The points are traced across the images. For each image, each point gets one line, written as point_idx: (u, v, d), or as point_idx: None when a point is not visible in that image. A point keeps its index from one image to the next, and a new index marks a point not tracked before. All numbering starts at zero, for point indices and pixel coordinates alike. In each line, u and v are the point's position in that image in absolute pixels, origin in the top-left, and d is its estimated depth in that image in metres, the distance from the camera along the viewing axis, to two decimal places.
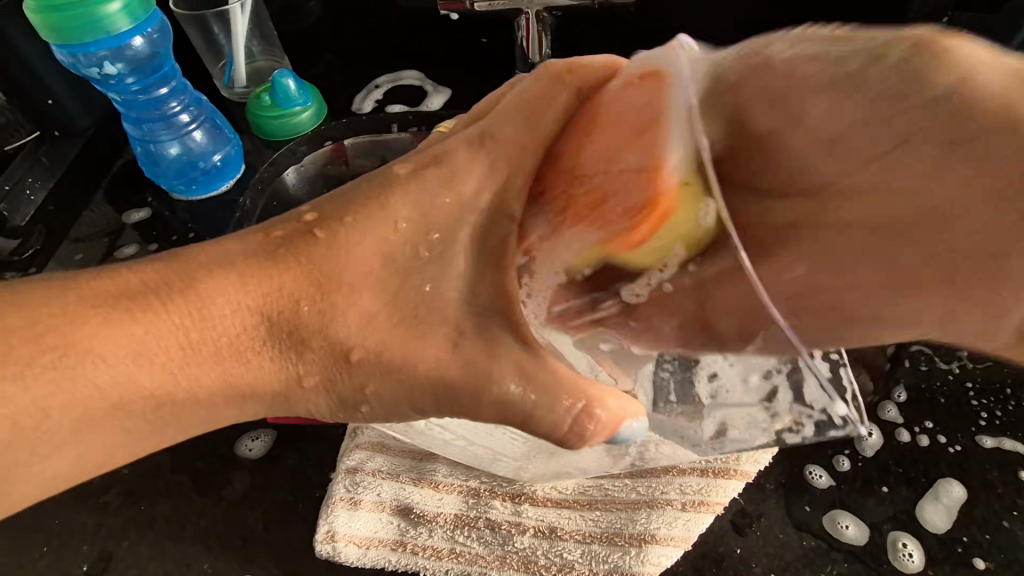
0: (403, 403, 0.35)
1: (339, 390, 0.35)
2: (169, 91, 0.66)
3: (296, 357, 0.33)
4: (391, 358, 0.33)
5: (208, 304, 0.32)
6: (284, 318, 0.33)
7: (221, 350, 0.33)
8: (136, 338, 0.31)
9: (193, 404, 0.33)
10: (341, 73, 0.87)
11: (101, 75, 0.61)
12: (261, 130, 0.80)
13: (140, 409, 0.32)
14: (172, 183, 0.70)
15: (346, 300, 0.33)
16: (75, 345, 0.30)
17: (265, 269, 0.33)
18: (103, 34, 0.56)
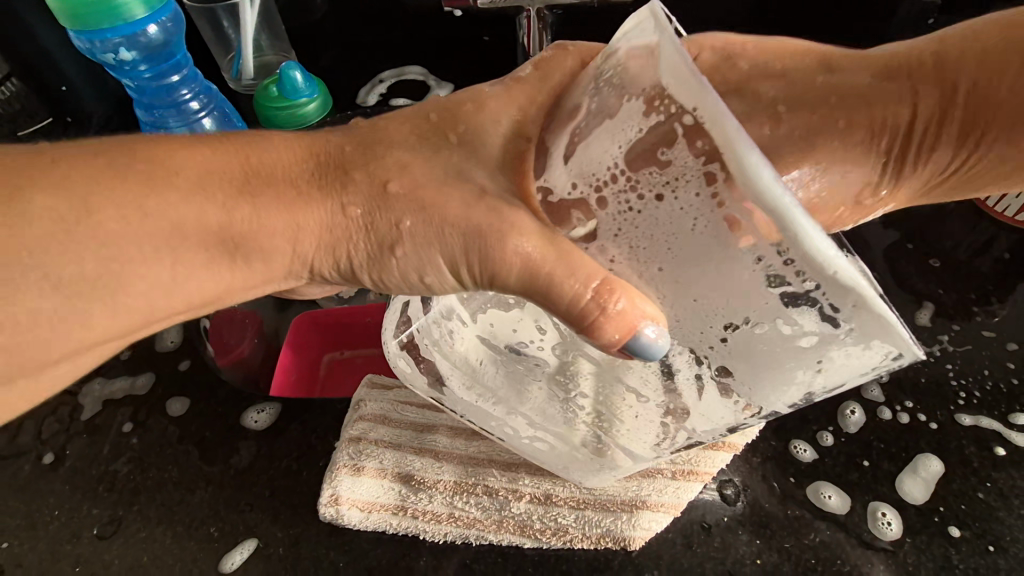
0: (432, 253, 0.34)
1: (377, 230, 0.34)
2: (181, 78, 0.68)
3: (340, 188, 0.34)
4: (425, 196, 0.33)
5: (264, 147, 0.35)
6: (331, 158, 0.35)
7: (288, 185, 0.34)
8: (205, 157, 0.33)
9: (254, 228, 0.33)
10: (346, 68, 0.89)
11: (116, 60, 0.62)
12: (266, 120, 0.81)
13: (213, 224, 0.32)
14: None
15: (382, 152, 0.35)
16: (155, 156, 0.32)
17: (310, 138, 0.36)
18: (120, 21, 0.59)
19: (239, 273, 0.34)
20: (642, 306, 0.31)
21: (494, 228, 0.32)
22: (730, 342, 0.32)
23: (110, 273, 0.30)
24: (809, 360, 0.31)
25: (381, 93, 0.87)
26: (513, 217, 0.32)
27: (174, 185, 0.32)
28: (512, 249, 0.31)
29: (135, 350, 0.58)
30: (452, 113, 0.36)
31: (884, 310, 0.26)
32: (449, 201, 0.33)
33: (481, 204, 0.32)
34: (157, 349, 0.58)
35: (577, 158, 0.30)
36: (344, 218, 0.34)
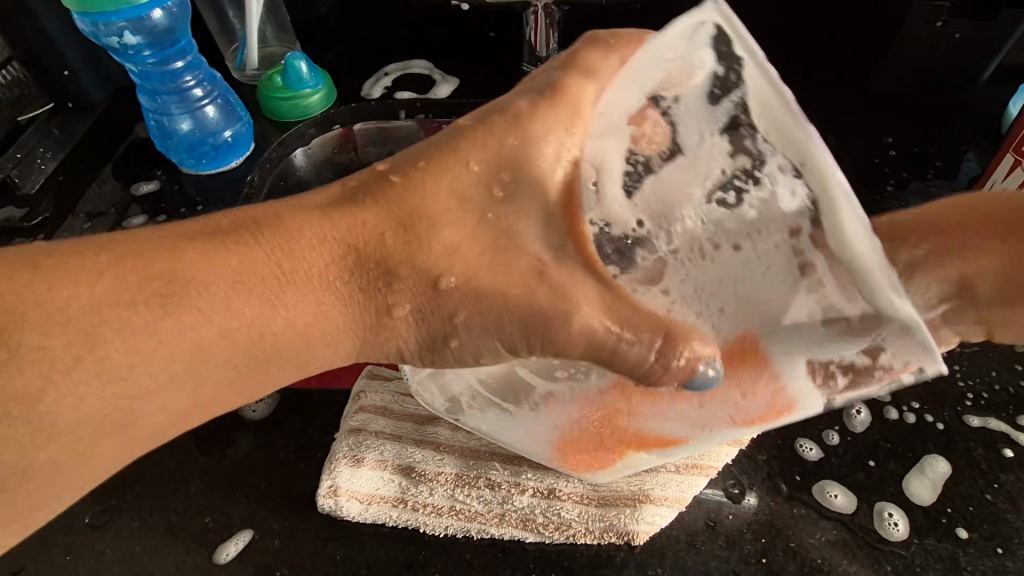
0: (493, 339, 0.32)
1: (428, 322, 0.33)
2: (185, 65, 0.67)
3: (384, 285, 0.32)
4: (480, 284, 0.31)
5: (296, 238, 0.32)
6: (372, 244, 0.32)
7: (321, 281, 0.32)
8: (233, 267, 0.31)
9: (292, 338, 0.32)
10: (351, 61, 0.89)
11: (120, 44, 0.62)
12: (269, 111, 0.81)
13: (239, 341, 0.31)
14: (182, 157, 0.72)
15: (428, 233, 0.31)
16: (177, 275, 0.30)
17: (345, 210, 0.32)
18: (126, 5, 0.57)
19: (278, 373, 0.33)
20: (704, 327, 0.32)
21: (553, 325, 0.30)
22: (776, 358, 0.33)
23: (119, 409, 0.29)
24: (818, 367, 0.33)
25: (386, 86, 0.86)
26: (574, 307, 0.29)
27: (186, 307, 0.30)
28: (579, 334, 0.30)
29: None
30: (495, 155, 0.31)
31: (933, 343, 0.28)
32: (509, 285, 0.30)
33: (536, 310, 0.30)
34: None
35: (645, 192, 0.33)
36: (399, 316, 0.33)
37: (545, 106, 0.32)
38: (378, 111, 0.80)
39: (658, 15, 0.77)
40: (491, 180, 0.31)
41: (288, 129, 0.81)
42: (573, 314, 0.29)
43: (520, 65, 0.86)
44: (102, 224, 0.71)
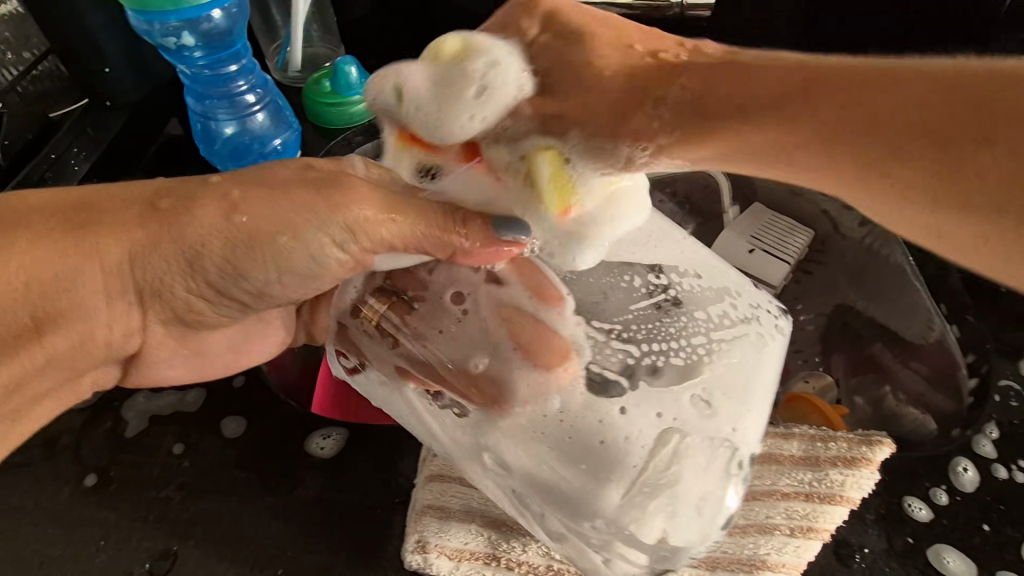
0: (281, 213, 0.36)
1: (257, 245, 0.37)
2: (238, 69, 0.63)
3: (234, 233, 0.36)
4: (279, 202, 0.36)
5: (29, 219, 0.34)
6: (99, 209, 0.35)
7: (76, 224, 0.34)
8: (36, 255, 0.33)
9: (60, 294, 0.34)
10: (397, 65, 0.87)
11: (175, 45, 0.57)
12: (316, 117, 0.77)
13: (46, 274, 0.33)
14: (225, 164, 0.67)
15: (256, 197, 0.36)
16: (34, 267, 0.33)
17: (85, 198, 0.35)
18: (185, 4, 0.52)
19: (68, 327, 0.35)
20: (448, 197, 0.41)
21: (330, 198, 0.37)
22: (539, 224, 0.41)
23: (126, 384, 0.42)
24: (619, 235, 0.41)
25: None
26: (352, 184, 0.37)
27: (13, 243, 0.33)
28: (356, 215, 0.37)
29: None
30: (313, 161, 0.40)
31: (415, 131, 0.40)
32: (312, 203, 0.37)
33: (314, 189, 0.37)
34: None
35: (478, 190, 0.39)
36: (218, 213, 0.36)
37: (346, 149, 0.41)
38: None
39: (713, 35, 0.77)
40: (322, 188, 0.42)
41: (335, 136, 0.77)
42: (348, 198, 0.37)
43: None
44: None
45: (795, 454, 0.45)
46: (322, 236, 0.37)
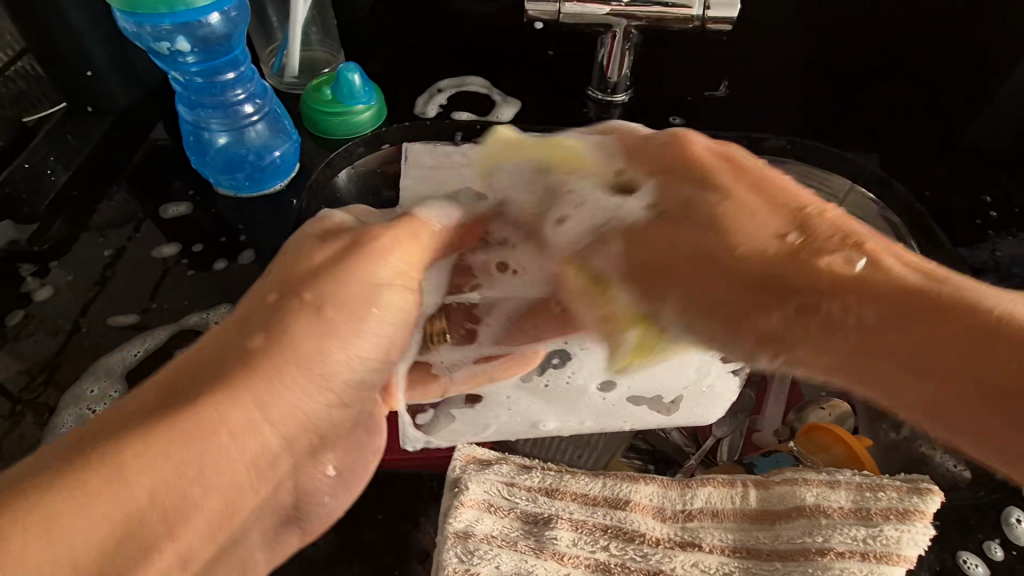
0: (342, 292, 0.36)
1: (333, 309, 0.35)
2: (236, 77, 0.58)
3: (317, 314, 0.35)
4: (323, 274, 0.36)
5: (136, 431, 0.29)
6: (181, 381, 0.32)
7: (170, 408, 0.31)
8: (165, 441, 0.29)
9: (213, 454, 0.30)
10: (400, 74, 0.83)
11: (169, 50, 0.52)
12: (315, 126, 0.73)
13: (174, 455, 0.29)
14: (218, 176, 0.62)
15: (317, 280, 0.36)
16: (140, 458, 0.29)
17: (169, 394, 0.32)
18: (182, 6, 0.48)
19: (220, 480, 0.31)
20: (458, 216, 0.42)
21: (368, 258, 0.37)
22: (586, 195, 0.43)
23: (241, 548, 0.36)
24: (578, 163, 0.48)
25: (441, 104, 0.80)
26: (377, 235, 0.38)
27: (127, 449, 0.29)
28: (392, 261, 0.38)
29: None
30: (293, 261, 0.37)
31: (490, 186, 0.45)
32: (373, 267, 0.37)
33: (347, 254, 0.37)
34: None
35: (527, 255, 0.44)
36: (281, 319, 0.35)
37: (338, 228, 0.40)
38: (434, 134, 0.75)
39: (725, 54, 0.76)
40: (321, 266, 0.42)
41: (336, 147, 0.73)
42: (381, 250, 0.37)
43: (586, 89, 0.81)
44: (118, 241, 0.61)
45: (846, 506, 0.42)
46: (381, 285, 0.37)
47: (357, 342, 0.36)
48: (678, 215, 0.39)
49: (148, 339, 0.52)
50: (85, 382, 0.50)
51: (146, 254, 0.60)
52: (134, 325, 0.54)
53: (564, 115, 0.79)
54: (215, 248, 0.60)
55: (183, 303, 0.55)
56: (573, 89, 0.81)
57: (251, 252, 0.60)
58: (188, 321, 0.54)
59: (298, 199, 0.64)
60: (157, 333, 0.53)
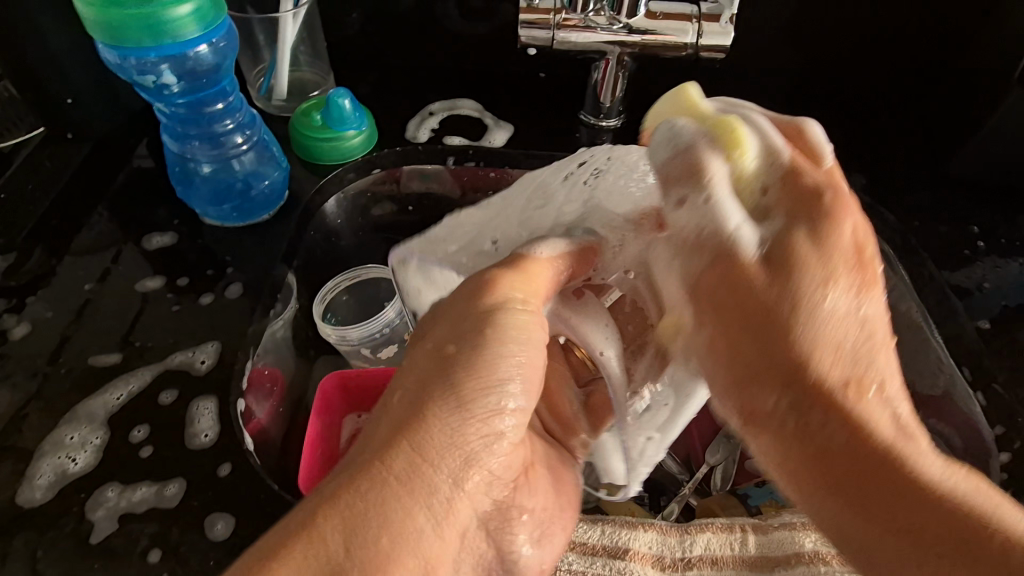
0: (473, 328, 0.33)
1: (470, 339, 0.33)
2: (225, 108, 0.58)
3: (454, 349, 0.33)
4: (459, 311, 0.35)
5: (324, 499, 0.28)
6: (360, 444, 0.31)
7: (363, 470, 0.29)
8: (349, 511, 0.28)
9: (407, 517, 0.28)
10: (390, 96, 0.82)
11: (156, 83, 0.51)
12: (305, 151, 0.72)
13: (361, 524, 0.27)
14: (205, 206, 0.61)
15: (456, 315, 0.34)
16: (337, 521, 0.27)
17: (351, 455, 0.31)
18: (169, 40, 0.46)
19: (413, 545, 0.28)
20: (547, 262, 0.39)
21: (485, 291, 0.35)
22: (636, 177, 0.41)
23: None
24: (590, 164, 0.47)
25: (432, 128, 0.79)
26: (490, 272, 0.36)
27: (317, 522, 0.27)
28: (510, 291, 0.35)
29: (158, 445, 0.48)
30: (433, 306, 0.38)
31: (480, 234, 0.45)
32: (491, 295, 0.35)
33: (466, 297, 0.35)
34: (186, 445, 0.48)
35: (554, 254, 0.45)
36: (422, 370, 0.33)
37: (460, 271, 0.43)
38: (426, 160, 0.74)
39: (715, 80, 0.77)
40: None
41: (326, 173, 0.73)
42: (490, 283, 0.35)
43: (579, 113, 0.80)
44: (95, 269, 0.59)
45: None
46: (514, 310, 0.34)
47: (509, 366, 0.33)
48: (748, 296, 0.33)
49: (131, 381, 0.51)
50: (65, 427, 0.48)
51: (128, 287, 0.58)
52: (116, 365, 0.52)
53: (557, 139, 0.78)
54: (201, 283, 0.59)
55: (166, 341, 0.54)
56: (565, 112, 0.80)
57: (238, 286, 0.59)
58: (172, 361, 0.52)
59: (287, 227, 0.63)
60: (141, 374, 0.52)
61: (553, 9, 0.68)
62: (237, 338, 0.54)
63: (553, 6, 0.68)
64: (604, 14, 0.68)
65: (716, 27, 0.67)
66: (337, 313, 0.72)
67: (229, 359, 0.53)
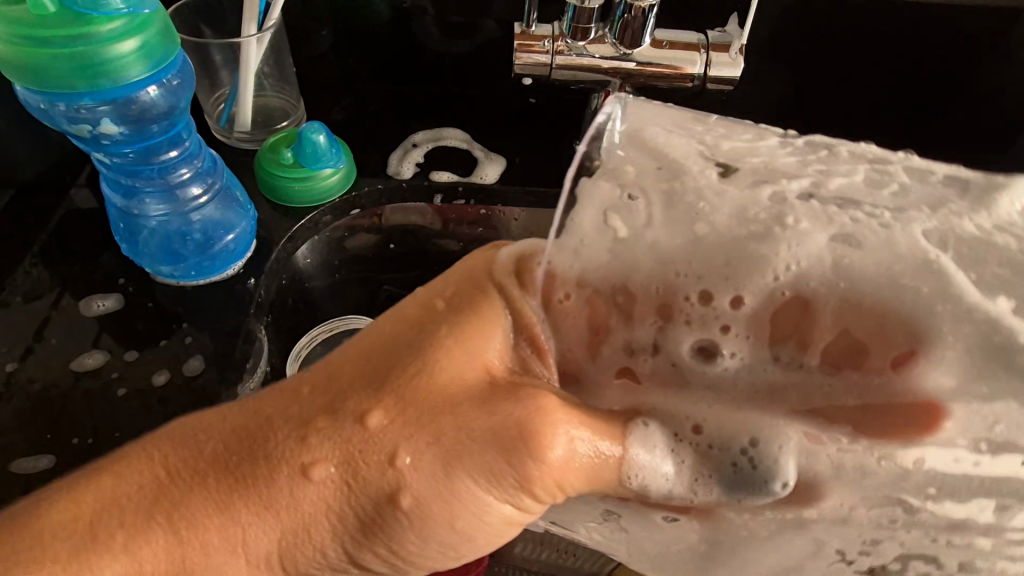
0: (461, 475, 0.30)
1: (366, 487, 0.30)
2: (179, 155, 0.50)
3: (359, 495, 0.30)
4: (446, 434, 0.30)
5: (246, 491, 0.30)
6: (326, 409, 0.31)
7: (173, 493, 0.30)
8: (202, 455, 0.31)
9: (158, 487, 0.30)
10: (366, 125, 0.74)
11: (91, 134, 0.42)
12: (275, 192, 0.64)
13: (245, 428, 0.31)
14: (156, 264, 0.53)
15: (443, 377, 0.31)
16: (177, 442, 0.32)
17: (280, 424, 0.31)
18: (107, 82, 0.38)
19: (191, 483, 0.30)
20: (658, 490, 0.33)
21: (523, 452, 0.30)
22: (920, 540, 0.33)
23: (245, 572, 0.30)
24: (996, 446, 0.30)
25: (417, 162, 0.72)
26: (546, 406, 0.30)
27: (197, 463, 0.31)
28: (556, 456, 0.30)
29: None
30: (487, 408, 0.30)
31: (764, 442, 0.31)
32: (478, 448, 0.30)
33: (500, 443, 0.30)
34: None
35: (734, 422, 0.32)
36: (385, 485, 0.30)
37: (510, 405, 0.30)
38: (410, 197, 0.67)
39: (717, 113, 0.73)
40: (446, 332, 0.32)
41: (298, 217, 0.65)
42: (544, 442, 0.30)
43: (574, 144, 0.74)
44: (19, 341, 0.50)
45: None
46: (488, 493, 0.30)
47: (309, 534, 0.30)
48: (494, 435, 0.30)
49: None
50: None
51: (61, 366, 0.49)
52: (47, 471, 0.44)
53: (551, 173, 0.72)
54: (151, 357, 0.50)
55: (112, 435, 0.46)
56: (561, 141, 0.74)
57: (199, 359, 0.50)
58: None
59: (257, 282, 0.55)
60: None
61: (550, 36, 0.63)
62: None
63: (550, 33, 0.63)
64: (607, 43, 0.62)
65: (725, 58, 0.62)
66: None
67: None
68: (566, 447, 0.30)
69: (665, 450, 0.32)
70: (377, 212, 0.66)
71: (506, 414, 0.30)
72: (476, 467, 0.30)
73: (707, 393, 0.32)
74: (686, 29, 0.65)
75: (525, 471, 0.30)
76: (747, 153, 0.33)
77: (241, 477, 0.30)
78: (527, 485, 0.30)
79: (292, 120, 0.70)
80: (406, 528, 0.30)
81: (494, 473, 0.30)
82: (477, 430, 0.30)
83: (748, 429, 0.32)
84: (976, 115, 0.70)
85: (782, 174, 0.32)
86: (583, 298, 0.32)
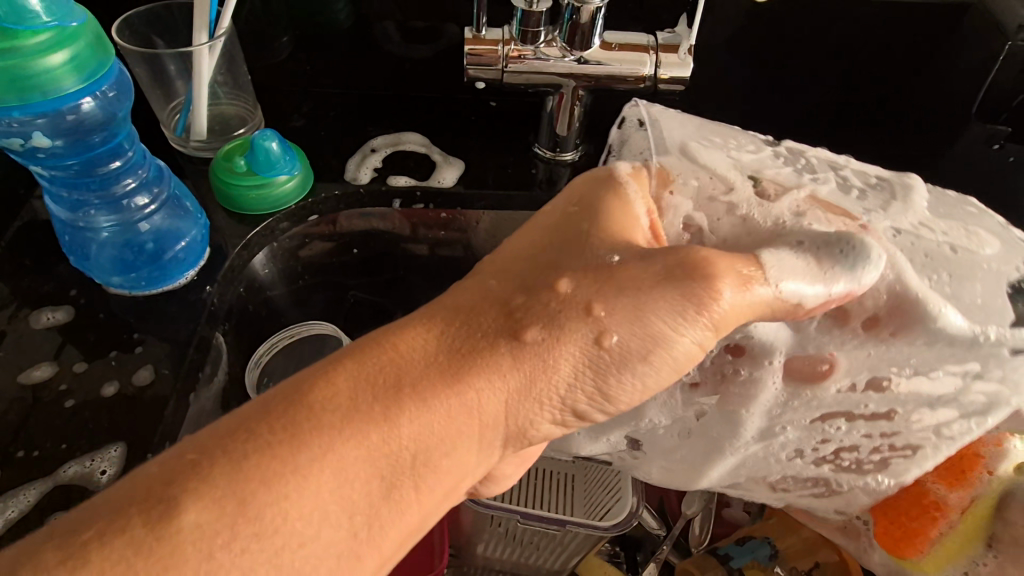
0: (654, 319, 0.33)
1: (573, 346, 0.32)
2: (123, 166, 0.50)
3: (566, 358, 0.32)
4: (633, 295, 0.33)
5: (422, 392, 0.30)
6: (495, 309, 0.33)
7: (389, 391, 0.30)
8: (353, 389, 0.30)
9: (316, 435, 0.28)
10: (325, 131, 0.74)
11: (26, 147, 0.42)
12: (231, 200, 0.64)
13: (397, 351, 0.31)
14: (107, 275, 0.53)
15: (608, 255, 0.34)
16: (308, 404, 0.29)
17: (455, 338, 0.32)
18: (37, 95, 0.39)
19: (356, 407, 0.29)
20: (801, 296, 0.35)
21: (699, 283, 0.33)
22: (809, 469, 0.47)
23: (423, 469, 0.30)
24: (924, 354, 0.40)
25: (375, 167, 0.72)
26: (705, 254, 0.34)
27: (346, 392, 0.30)
28: (724, 289, 0.33)
29: None
30: (648, 262, 0.34)
31: (857, 245, 0.35)
32: (660, 293, 0.33)
33: (674, 277, 0.33)
34: None
35: (819, 267, 0.35)
36: (595, 344, 0.32)
37: (682, 271, 0.33)
38: (368, 203, 0.67)
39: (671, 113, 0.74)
40: (592, 225, 0.37)
41: (254, 224, 0.65)
42: (714, 281, 0.33)
43: (533, 145, 0.75)
44: None
45: None
46: (681, 330, 0.33)
47: (498, 401, 0.32)
48: (669, 273, 0.33)
49: (9, 506, 0.44)
50: None
51: (10, 380, 0.49)
52: None
53: (510, 175, 0.72)
54: (102, 368, 0.50)
55: (59, 448, 0.46)
56: (519, 142, 0.75)
57: (149, 369, 0.50)
58: (65, 474, 0.45)
59: (210, 289, 0.55)
60: (22, 495, 0.44)
61: (501, 40, 0.63)
62: (147, 438, 0.47)
63: (501, 37, 0.63)
64: (557, 46, 0.63)
65: (674, 58, 0.62)
66: (273, 377, 0.63)
67: (136, 463, 0.46)
68: (735, 281, 0.33)
69: (793, 262, 0.35)
70: (335, 220, 0.67)
71: (673, 267, 0.33)
72: (672, 318, 0.33)
73: (783, 242, 0.37)
74: (636, 31, 0.65)
75: (722, 311, 0.33)
76: (764, 166, 0.44)
77: (410, 376, 0.31)
78: (718, 319, 0.33)
79: (249, 127, 0.70)
80: (600, 368, 0.33)
81: (677, 298, 0.33)
82: (663, 286, 0.33)
83: (818, 264, 0.35)
84: (925, 110, 0.71)
85: (781, 178, 0.43)
86: (686, 210, 0.41)
